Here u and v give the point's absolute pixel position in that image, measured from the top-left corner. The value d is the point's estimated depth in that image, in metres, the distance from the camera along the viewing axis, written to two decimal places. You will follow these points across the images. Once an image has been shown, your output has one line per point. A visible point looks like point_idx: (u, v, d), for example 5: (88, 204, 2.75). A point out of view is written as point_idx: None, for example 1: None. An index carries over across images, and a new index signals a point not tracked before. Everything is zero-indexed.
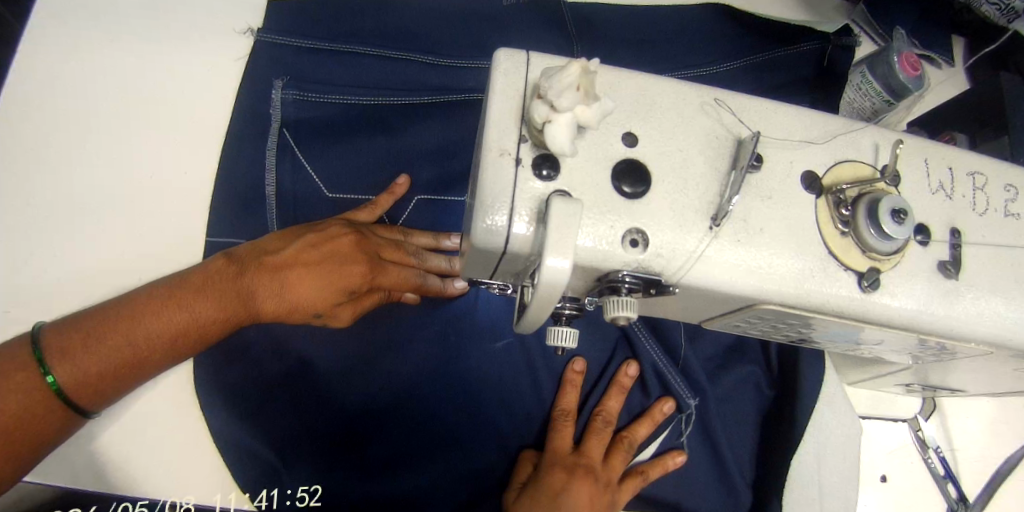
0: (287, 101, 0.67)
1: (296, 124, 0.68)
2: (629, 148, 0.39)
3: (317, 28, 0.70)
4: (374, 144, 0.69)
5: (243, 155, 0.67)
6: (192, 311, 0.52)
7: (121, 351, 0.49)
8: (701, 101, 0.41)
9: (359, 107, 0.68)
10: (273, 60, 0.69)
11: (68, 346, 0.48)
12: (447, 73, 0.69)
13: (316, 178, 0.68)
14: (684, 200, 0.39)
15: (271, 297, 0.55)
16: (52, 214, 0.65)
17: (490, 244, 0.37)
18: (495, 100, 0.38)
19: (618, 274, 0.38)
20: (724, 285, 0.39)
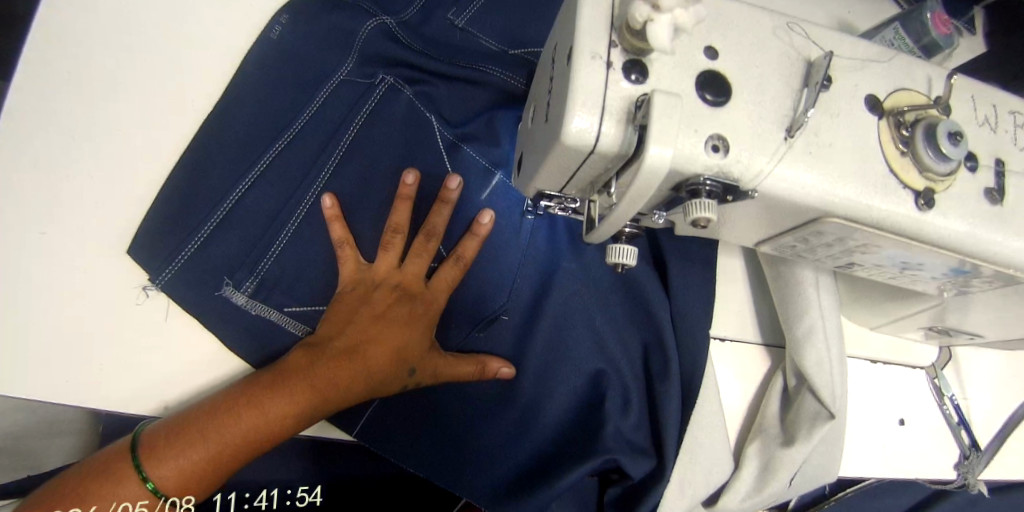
0: (194, 158, 0.63)
1: (250, 135, 0.65)
2: (711, 61, 0.41)
3: (266, 46, 0.66)
4: (351, 130, 0.65)
5: (212, 152, 0.64)
6: (262, 409, 0.54)
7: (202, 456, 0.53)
8: (773, 24, 0.44)
9: (334, 95, 0.65)
10: (241, 84, 0.65)
11: (156, 454, 0.52)
12: (339, 55, 0.66)
13: (289, 176, 0.65)
14: (761, 112, 0.41)
15: (328, 374, 0.57)
16: (90, 137, 0.65)
17: (580, 144, 0.39)
18: (588, 6, 0.40)
19: (699, 179, 0.40)
20: (795, 194, 0.42)
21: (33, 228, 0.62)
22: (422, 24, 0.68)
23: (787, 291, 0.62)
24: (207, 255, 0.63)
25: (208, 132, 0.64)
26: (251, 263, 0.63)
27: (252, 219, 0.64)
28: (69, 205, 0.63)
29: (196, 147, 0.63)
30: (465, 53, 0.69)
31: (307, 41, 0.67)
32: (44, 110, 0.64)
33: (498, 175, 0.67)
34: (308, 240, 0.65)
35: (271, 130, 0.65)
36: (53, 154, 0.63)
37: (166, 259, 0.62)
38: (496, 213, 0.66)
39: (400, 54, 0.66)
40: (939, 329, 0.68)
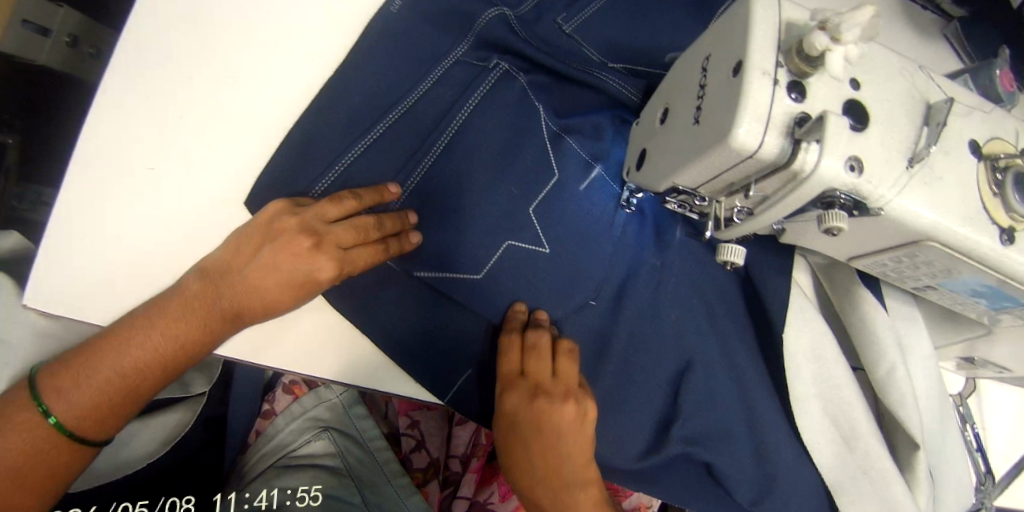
0: (309, 123, 0.64)
1: (361, 103, 0.65)
2: (855, 91, 0.47)
3: (390, 22, 0.66)
4: (459, 110, 0.63)
5: (325, 119, 0.64)
6: (168, 332, 0.55)
7: (98, 387, 0.54)
8: (901, 67, 0.49)
9: (447, 78, 0.65)
10: (361, 55, 0.65)
11: (55, 388, 0.53)
12: (454, 37, 0.66)
13: (396, 151, 0.64)
14: (890, 141, 0.47)
15: (258, 278, 0.55)
16: (201, 77, 0.64)
17: (744, 148, 0.44)
18: (761, 28, 0.45)
19: (835, 193, 0.46)
20: (908, 216, 0.48)
21: (144, 164, 0.63)
22: (534, 24, 0.68)
23: (862, 338, 0.65)
24: None
25: (325, 100, 0.65)
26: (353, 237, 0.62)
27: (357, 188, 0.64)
28: (176, 143, 0.63)
29: (317, 110, 0.64)
30: (575, 58, 0.68)
31: (424, 21, 0.66)
32: (166, 48, 0.64)
33: (597, 167, 0.66)
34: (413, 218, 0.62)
35: (382, 102, 0.65)
36: (167, 92, 0.64)
37: None
38: (595, 207, 0.65)
39: (515, 45, 0.66)
40: (973, 361, 0.75)
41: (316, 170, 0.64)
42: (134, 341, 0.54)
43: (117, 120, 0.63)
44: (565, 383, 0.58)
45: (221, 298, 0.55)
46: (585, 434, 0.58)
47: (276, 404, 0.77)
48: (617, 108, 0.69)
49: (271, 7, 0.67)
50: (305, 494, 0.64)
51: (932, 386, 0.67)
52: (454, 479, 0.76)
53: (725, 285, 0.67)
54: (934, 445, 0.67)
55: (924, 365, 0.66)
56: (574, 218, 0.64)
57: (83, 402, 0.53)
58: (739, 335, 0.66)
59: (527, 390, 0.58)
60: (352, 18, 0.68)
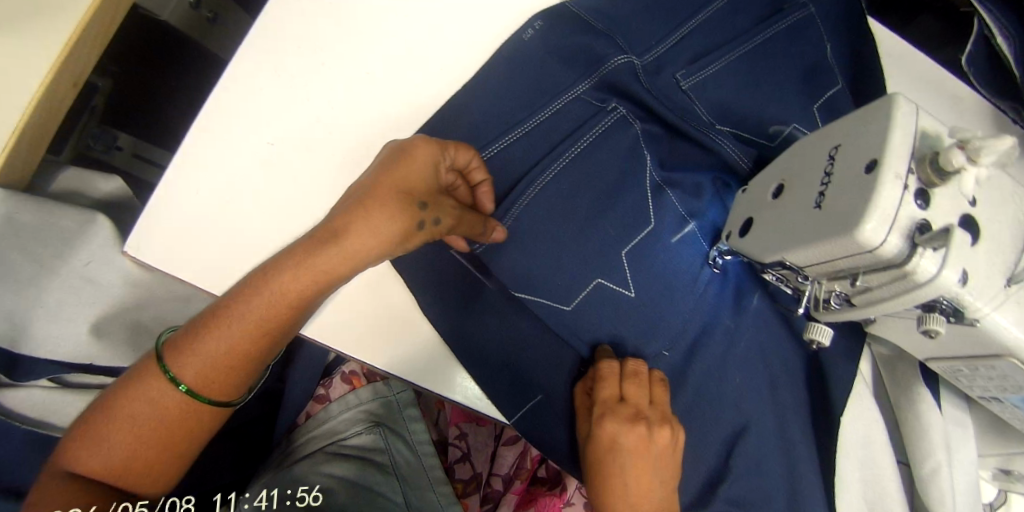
0: (429, 130, 0.67)
1: (479, 120, 0.68)
2: (972, 207, 0.49)
3: (523, 50, 0.70)
4: (573, 144, 0.67)
5: (444, 130, 0.67)
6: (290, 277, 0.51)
7: (220, 349, 0.52)
8: (1014, 191, 0.52)
9: (565, 111, 0.68)
10: (489, 76, 0.69)
11: (179, 353, 0.53)
12: (578, 75, 0.70)
13: (508, 173, 0.67)
14: (996, 260, 0.50)
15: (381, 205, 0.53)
16: (335, 70, 0.67)
17: (866, 242, 0.46)
18: (899, 134, 0.48)
19: (937, 298, 0.49)
20: (1001, 332, 0.50)
21: (266, 140, 0.65)
22: (655, 75, 0.71)
23: (913, 433, 0.67)
24: None
25: (446, 112, 0.67)
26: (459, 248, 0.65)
27: None
28: (300, 127, 0.66)
29: (439, 121, 0.67)
30: (689, 114, 0.71)
31: (551, 54, 0.70)
32: (308, 36, 0.68)
33: (692, 224, 0.69)
34: (516, 238, 0.65)
35: (500, 123, 0.68)
36: (301, 78, 0.67)
37: None
38: (682, 261, 0.68)
39: (637, 92, 0.68)
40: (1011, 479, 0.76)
41: None
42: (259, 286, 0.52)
43: (250, 95, 0.66)
44: (661, 409, 0.61)
45: (354, 214, 0.52)
46: (670, 461, 0.61)
47: (330, 391, 0.81)
48: (722, 170, 0.71)
49: (409, 14, 0.70)
50: (306, 494, 0.58)
51: (970, 491, 0.69)
52: (495, 496, 0.77)
53: (791, 359, 0.69)
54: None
55: (967, 469, 0.69)
56: (664, 266, 0.67)
57: (207, 361, 0.52)
58: (796, 409, 0.69)
59: (624, 417, 0.59)
60: (483, 39, 0.71)
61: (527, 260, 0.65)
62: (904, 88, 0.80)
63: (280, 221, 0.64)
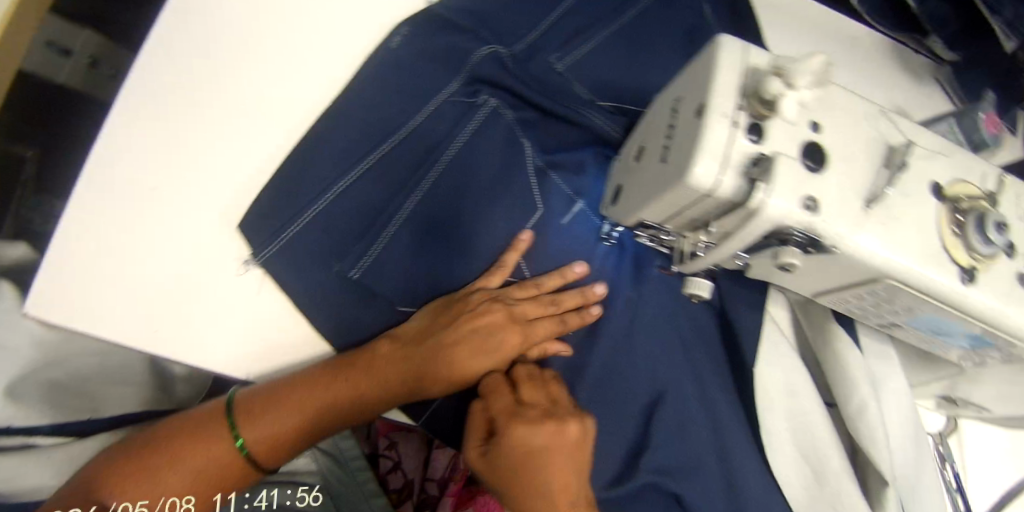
0: (307, 151, 0.68)
1: (352, 133, 0.69)
2: (814, 134, 0.48)
3: (389, 61, 0.71)
4: (447, 144, 0.68)
5: (320, 151, 0.68)
6: (353, 386, 0.60)
7: (291, 426, 0.60)
8: (867, 110, 0.51)
9: (437, 112, 0.69)
10: (362, 89, 0.70)
11: (249, 415, 0.59)
12: (447, 75, 0.70)
13: (385, 182, 0.68)
14: (849, 183, 0.49)
15: (456, 348, 0.61)
16: (207, 110, 0.68)
17: (700, 187, 0.46)
18: (723, 74, 0.47)
19: (787, 231, 0.48)
20: (865, 255, 0.49)
21: (149, 184, 0.66)
22: (527, 62, 0.72)
23: (836, 372, 0.67)
24: (304, 243, 0.66)
25: (320, 132, 0.68)
26: (345, 271, 0.65)
27: (349, 211, 0.67)
28: (180, 172, 0.67)
29: (313, 140, 0.68)
30: (563, 94, 0.72)
31: (417, 58, 0.71)
32: (179, 77, 0.68)
33: (580, 202, 0.70)
34: (403, 247, 0.66)
35: (375, 134, 0.69)
36: (171, 122, 0.67)
37: (268, 239, 0.65)
38: (573, 239, 0.70)
39: (506, 81, 0.70)
40: (952, 400, 0.76)
41: (310, 196, 0.67)
42: (321, 388, 0.60)
43: (121, 146, 0.66)
44: (541, 405, 0.59)
45: (427, 348, 0.61)
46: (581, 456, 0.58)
47: None
48: (601, 145, 0.72)
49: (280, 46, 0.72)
50: None
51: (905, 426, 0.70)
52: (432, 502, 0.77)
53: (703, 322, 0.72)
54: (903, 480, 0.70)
55: (895, 402, 0.70)
56: (555, 248, 0.69)
57: (275, 433, 0.60)
58: (712, 368, 0.71)
59: (533, 416, 0.57)
60: (353, 58, 0.73)
61: (417, 264, 0.67)
62: (785, 40, 0.81)
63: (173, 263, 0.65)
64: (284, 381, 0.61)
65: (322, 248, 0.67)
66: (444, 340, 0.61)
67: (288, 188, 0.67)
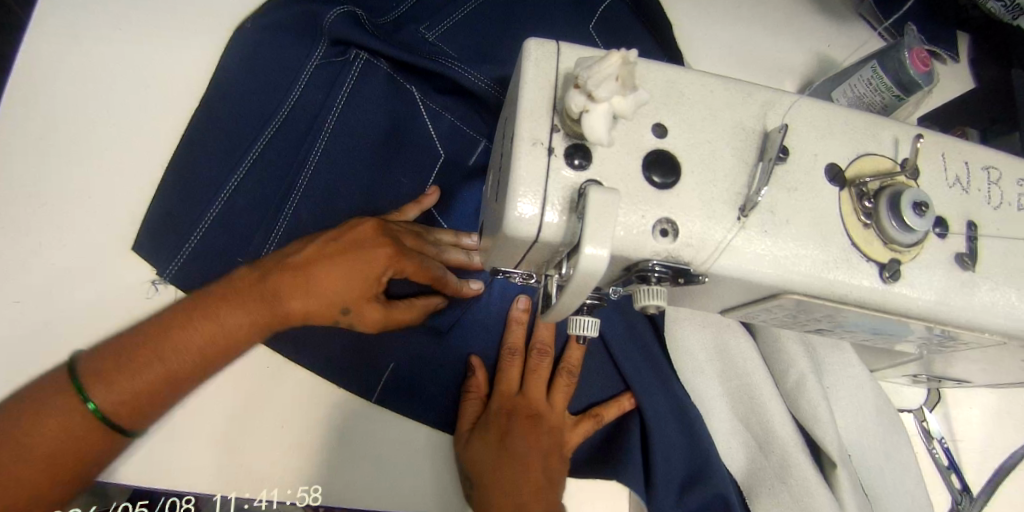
0: (192, 148, 0.62)
1: (234, 115, 0.64)
2: (659, 140, 0.40)
3: (250, 42, 0.66)
4: (327, 104, 0.64)
5: (205, 137, 0.63)
6: (217, 319, 0.51)
7: (155, 372, 0.50)
8: (727, 94, 0.42)
9: (311, 77, 0.65)
10: (234, 68, 0.65)
11: (104, 376, 0.48)
12: (308, 43, 0.65)
13: (279, 154, 0.63)
14: (712, 192, 0.40)
15: (326, 275, 0.52)
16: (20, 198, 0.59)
17: (523, 232, 0.37)
18: (528, 91, 0.38)
19: (648, 264, 0.38)
20: (749, 276, 0.39)
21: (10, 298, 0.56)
22: (394, 33, 0.68)
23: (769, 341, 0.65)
24: (208, 241, 0.60)
25: (200, 124, 0.63)
26: (256, 261, 0.61)
27: (245, 192, 0.62)
28: None
29: (187, 145, 0.62)
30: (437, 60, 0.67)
31: (273, 39, 0.66)
32: None
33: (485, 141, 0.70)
34: (313, 223, 0.63)
35: (257, 114, 0.64)
36: None
37: (175, 250, 0.59)
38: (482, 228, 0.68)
39: (365, 40, 0.63)
40: (922, 375, 0.68)
41: (210, 190, 0.61)
42: (181, 329, 0.50)
43: None
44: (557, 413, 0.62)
45: (280, 274, 0.52)
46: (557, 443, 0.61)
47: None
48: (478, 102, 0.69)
49: (120, 107, 0.64)
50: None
51: (856, 405, 0.66)
52: None
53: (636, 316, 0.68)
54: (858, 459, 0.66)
55: (842, 377, 0.66)
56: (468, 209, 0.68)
57: (128, 384, 0.49)
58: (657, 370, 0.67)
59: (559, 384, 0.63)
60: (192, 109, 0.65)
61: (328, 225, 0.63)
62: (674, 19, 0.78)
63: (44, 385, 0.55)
64: (133, 331, 0.52)
65: (231, 240, 0.61)
66: (315, 257, 0.53)
67: (190, 190, 0.61)
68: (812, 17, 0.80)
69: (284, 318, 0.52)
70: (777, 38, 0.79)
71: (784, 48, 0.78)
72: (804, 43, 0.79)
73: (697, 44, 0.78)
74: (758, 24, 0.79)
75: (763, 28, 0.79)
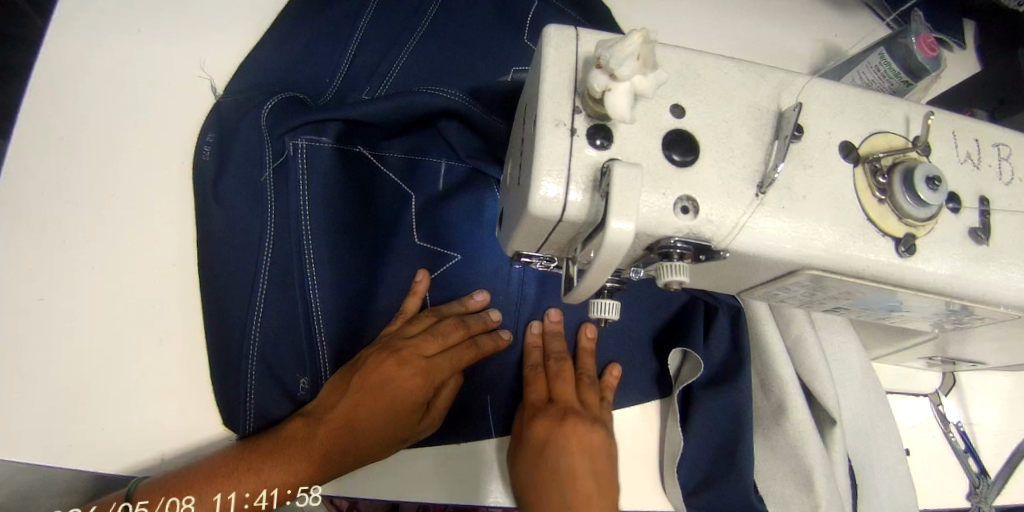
0: (213, 316, 0.60)
1: (230, 250, 0.61)
2: (678, 119, 0.41)
3: (222, 181, 0.63)
4: (319, 176, 0.62)
5: (221, 297, 0.60)
6: (264, 477, 0.52)
7: (202, 508, 0.51)
8: (742, 76, 0.43)
9: (284, 156, 0.62)
10: (210, 201, 0.62)
11: (152, 494, 0.51)
12: (269, 143, 0.62)
13: (280, 233, 0.61)
14: (731, 169, 0.41)
15: (365, 422, 0.56)
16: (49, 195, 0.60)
17: (548, 211, 0.38)
18: (550, 73, 0.39)
19: (670, 240, 0.39)
20: (768, 251, 0.40)
21: (34, 295, 0.57)
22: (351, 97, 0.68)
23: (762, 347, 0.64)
24: (229, 350, 0.59)
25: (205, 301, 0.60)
26: (292, 343, 0.61)
27: (263, 282, 0.60)
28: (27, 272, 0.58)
29: (211, 313, 0.60)
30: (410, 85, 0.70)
31: (233, 173, 0.63)
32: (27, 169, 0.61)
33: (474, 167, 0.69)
34: (340, 291, 0.62)
35: (247, 248, 0.61)
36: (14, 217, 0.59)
37: (236, 416, 0.58)
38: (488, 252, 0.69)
39: (320, 119, 0.62)
40: (936, 357, 0.69)
41: (227, 296, 0.60)
42: (229, 478, 0.52)
43: None
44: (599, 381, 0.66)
45: (319, 428, 0.55)
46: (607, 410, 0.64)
47: None
48: (460, 122, 0.68)
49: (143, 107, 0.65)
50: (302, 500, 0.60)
51: (863, 388, 0.67)
52: None
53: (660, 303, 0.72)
54: (858, 437, 0.67)
55: (845, 364, 0.67)
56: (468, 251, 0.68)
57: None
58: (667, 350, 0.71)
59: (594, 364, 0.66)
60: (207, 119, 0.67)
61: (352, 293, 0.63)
62: (683, 11, 0.79)
63: (71, 380, 0.56)
64: (187, 470, 0.53)
65: (268, 325, 0.61)
66: (352, 416, 0.56)
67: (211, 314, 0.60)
68: (816, 9, 0.81)
69: (335, 470, 0.55)
70: (783, 29, 0.80)
71: (790, 41, 0.80)
72: (809, 34, 0.80)
73: (704, 35, 0.79)
74: (764, 17, 0.80)
75: (769, 20, 0.80)
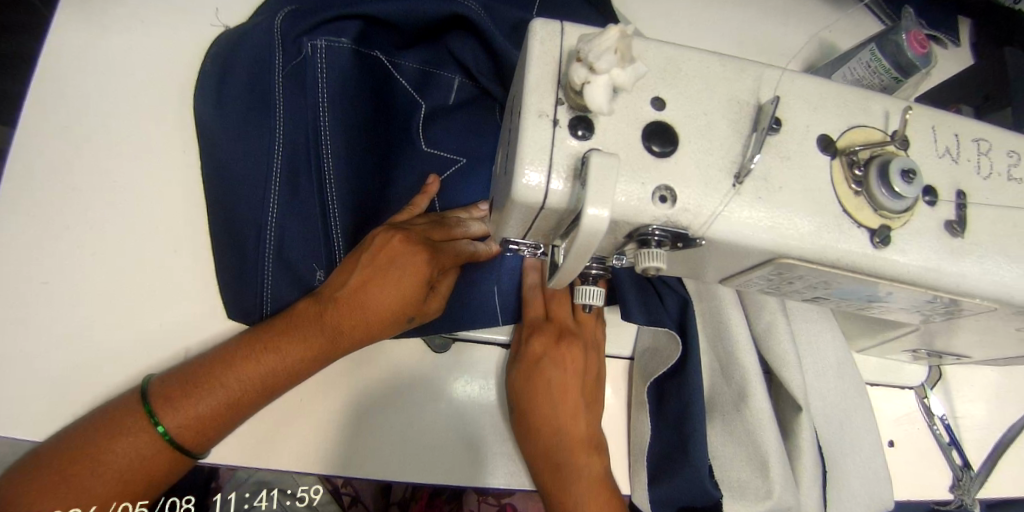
0: (225, 209, 0.64)
1: (244, 144, 0.65)
2: (658, 112, 0.42)
3: (236, 81, 0.67)
4: (325, 68, 0.63)
5: (236, 193, 0.64)
6: (280, 355, 0.55)
7: (221, 398, 0.53)
8: (723, 69, 0.44)
9: (294, 50, 0.64)
10: (226, 103, 0.66)
11: (170, 400, 0.52)
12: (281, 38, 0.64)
13: (290, 122, 0.64)
14: (708, 160, 0.42)
15: (374, 298, 0.57)
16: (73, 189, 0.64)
17: (531, 199, 0.40)
18: (534, 66, 0.41)
19: (648, 228, 0.41)
20: (743, 240, 0.42)
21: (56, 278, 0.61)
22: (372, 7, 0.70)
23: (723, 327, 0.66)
24: (244, 240, 0.64)
25: (221, 196, 0.65)
26: (301, 233, 0.64)
27: (275, 174, 0.63)
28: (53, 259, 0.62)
29: (223, 209, 0.64)
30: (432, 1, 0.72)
31: (247, 74, 0.66)
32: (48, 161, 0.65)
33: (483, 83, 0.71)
34: (348, 182, 0.63)
35: (260, 141, 0.64)
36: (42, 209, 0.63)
37: (251, 304, 0.62)
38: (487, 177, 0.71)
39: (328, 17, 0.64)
40: (922, 350, 0.70)
41: (240, 195, 0.64)
42: (246, 362, 0.54)
43: None
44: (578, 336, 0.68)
45: (330, 309, 0.57)
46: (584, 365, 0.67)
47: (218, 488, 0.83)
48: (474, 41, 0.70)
49: None
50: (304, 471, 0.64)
51: (844, 381, 0.69)
52: None
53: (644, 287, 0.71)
54: (837, 428, 0.69)
55: (815, 354, 0.69)
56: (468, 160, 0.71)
57: (202, 411, 0.53)
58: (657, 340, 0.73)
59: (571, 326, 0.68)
60: None
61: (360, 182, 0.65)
62: (678, 5, 0.80)
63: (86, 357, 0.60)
64: (203, 360, 0.56)
65: (278, 218, 0.63)
66: (358, 301, 0.57)
67: (223, 218, 0.64)
68: (811, 4, 0.82)
69: (345, 345, 0.58)
70: (777, 24, 0.81)
71: (785, 35, 0.81)
72: (804, 29, 0.81)
73: (700, 29, 0.79)
74: (759, 12, 0.81)
75: (764, 15, 0.81)
